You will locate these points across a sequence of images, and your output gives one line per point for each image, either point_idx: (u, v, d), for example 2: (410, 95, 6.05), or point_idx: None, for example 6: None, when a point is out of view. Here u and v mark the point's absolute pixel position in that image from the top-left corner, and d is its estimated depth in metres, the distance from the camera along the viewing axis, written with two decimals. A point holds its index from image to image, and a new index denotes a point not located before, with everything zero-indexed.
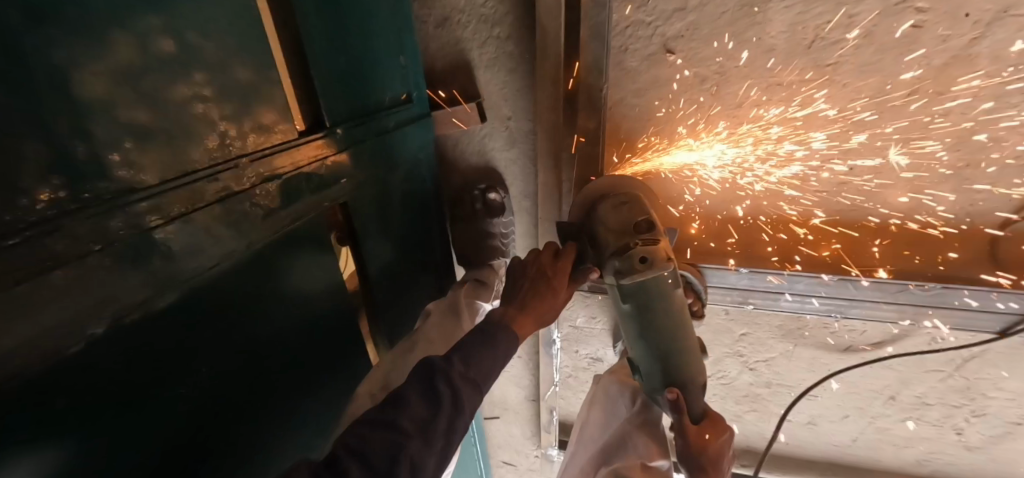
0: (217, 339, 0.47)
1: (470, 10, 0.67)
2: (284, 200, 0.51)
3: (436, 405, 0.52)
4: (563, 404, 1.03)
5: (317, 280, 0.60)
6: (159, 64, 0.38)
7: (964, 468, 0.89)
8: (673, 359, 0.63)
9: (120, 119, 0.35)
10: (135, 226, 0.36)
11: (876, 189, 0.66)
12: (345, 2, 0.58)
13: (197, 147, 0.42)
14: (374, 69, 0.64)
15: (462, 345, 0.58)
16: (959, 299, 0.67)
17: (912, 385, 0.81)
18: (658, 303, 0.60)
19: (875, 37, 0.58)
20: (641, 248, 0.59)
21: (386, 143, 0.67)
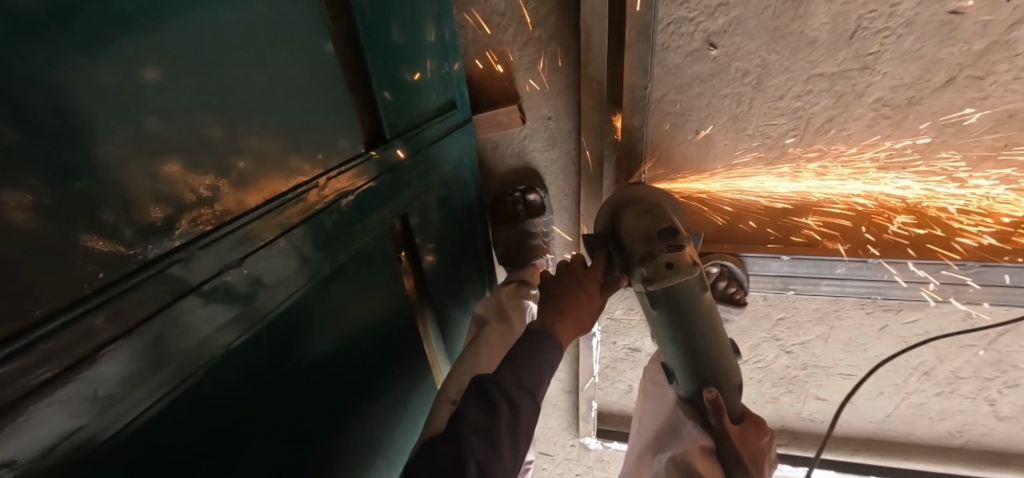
0: (304, 348, 0.50)
1: (510, 13, 0.67)
2: (354, 215, 0.54)
3: (493, 412, 0.53)
4: (600, 394, 1.05)
5: (382, 285, 0.63)
6: (240, 97, 0.40)
7: (997, 439, 0.92)
8: (706, 360, 0.62)
9: (217, 155, 0.38)
10: (236, 252, 0.39)
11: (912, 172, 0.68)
12: (394, 16, 0.59)
13: (277, 171, 0.44)
14: (423, 79, 0.65)
15: (509, 358, 0.58)
16: (998, 277, 0.68)
17: (946, 360, 0.83)
18: (688, 305, 0.60)
19: (920, 24, 0.58)
20: (668, 254, 0.59)
21: (435, 151, 0.69)
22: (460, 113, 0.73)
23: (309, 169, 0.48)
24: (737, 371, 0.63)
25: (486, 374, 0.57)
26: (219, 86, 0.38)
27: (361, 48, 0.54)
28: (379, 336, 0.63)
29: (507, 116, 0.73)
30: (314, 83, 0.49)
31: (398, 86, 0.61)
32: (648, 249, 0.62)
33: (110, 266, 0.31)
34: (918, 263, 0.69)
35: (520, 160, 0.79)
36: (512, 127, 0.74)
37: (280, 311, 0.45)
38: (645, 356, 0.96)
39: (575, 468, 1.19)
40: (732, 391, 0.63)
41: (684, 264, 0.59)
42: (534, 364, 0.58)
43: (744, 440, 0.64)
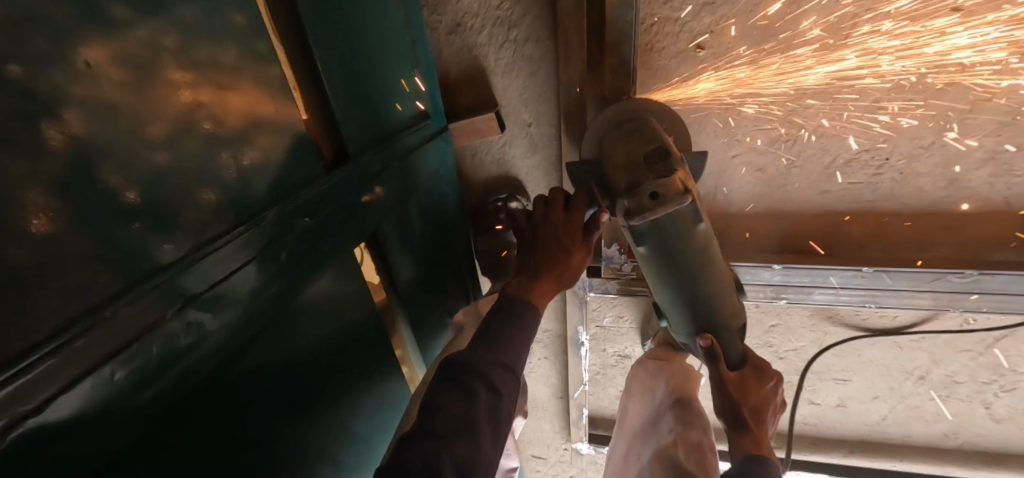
0: (259, 368, 0.46)
1: (485, 13, 0.62)
2: (317, 240, 0.51)
3: (470, 397, 0.50)
4: (591, 400, 1.03)
5: (351, 301, 0.60)
6: (173, 130, 0.36)
7: (994, 441, 0.90)
8: (702, 300, 0.59)
9: (150, 194, 0.34)
10: (180, 295, 0.36)
11: (909, 177, 0.65)
12: (355, 23, 0.55)
13: (223, 204, 0.40)
14: (389, 88, 0.61)
15: (484, 335, 0.55)
16: (995, 284, 0.67)
17: (943, 364, 0.81)
18: (680, 247, 0.54)
19: (919, 22, 0.54)
20: (652, 182, 0.51)
21: (409, 164, 0.65)
22: (434, 122, 0.69)
23: (264, 200, 0.44)
24: (734, 313, 0.62)
25: (461, 353, 0.54)
26: (151, 116, 0.34)
27: (317, 60, 0.51)
28: (349, 348, 0.60)
29: (485, 123, 0.69)
30: (264, 105, 0.44)
31: (362, 97, 0.57)
32: (631, 178, 0.56)
33: (42, 325, 0.28)
34: (914, 271, 0.68)
35: (500, 168, 0.75)
36: (491, 135, 0.71)
37: (244, 333, 0.43)
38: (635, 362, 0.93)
39: (568, 470, 1.18)
40: (731, 334, 0.62)
41: (672, 190, 0.50)
42: (511, 331, 0.56)
43: (744, 389, 0.62)
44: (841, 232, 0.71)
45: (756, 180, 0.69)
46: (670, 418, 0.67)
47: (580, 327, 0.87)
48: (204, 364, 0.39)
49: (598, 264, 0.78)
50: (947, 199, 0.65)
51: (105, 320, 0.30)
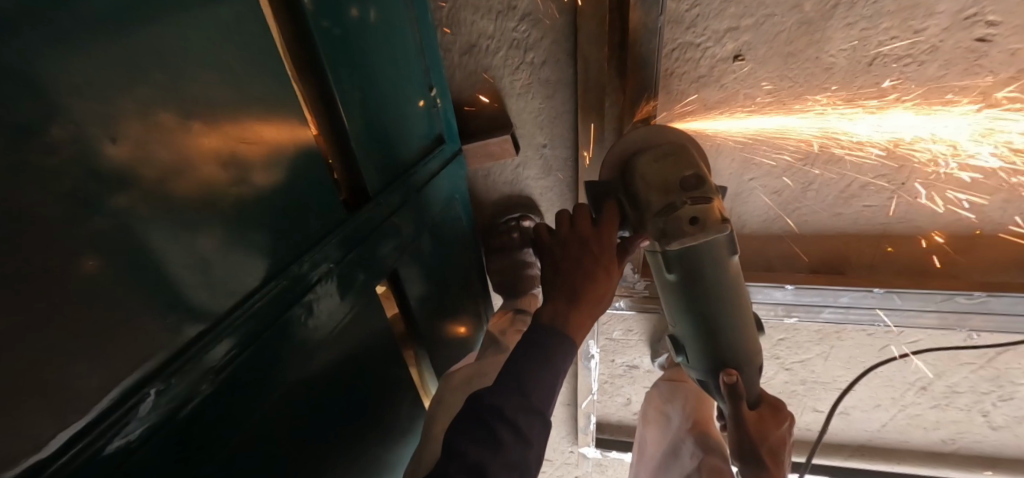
0: (283, 413, 0.47)
1: (501, 36, 0.61)
2: (340, 282, 0.51)
3: (497, 446, 0.48)
4: (599, 407, 1.04)
5: (371, 334, 0.60)
6: (204, 199, 0.35)
7: (989, 445, 0.93)
8: (722, 336, 0.60)
9: (186, 268, 0.34)
10: (210, 361, 0.36)
11: (923, 201, 0.65)
12: (373, 57, 0.54)
13: (249, 262, 0.39)
14: (406, 119, 0.60)
15: (511, 372, 0.53)
16: (1001, 305, 0.68)
17: (945, 376, 0.83)
18: (708, 274, 0.55)
19: (944, 55, 0.53)
20: (691, 207, 0.52)
21: (424, 194, 0.64)
22: (449, 145, 0.68)
23: (291, 252, 0.44)
24: (755, 351, 0.62)
25: (483, 390, 0.52)
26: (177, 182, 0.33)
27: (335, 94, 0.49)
28: (367, 379, 0.61)
29: (499, 146, 0.68)
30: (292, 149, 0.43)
31: (379, 129, 0.56)
32: (666, 202, 0.54)
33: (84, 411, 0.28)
34: (923, 293, 0.69)
35: (515, 187, 0.75)
36: (506, 158, 0.70)
37: (270, 378, 0.44)
38: (644, 373, 0.94)
39: (574, 471, 1.20)
40: (751, 372, 0.63)
41: (713, 221, 0.52)
42: (542, 367, 0.53)
43: (762, 427, 0.63)
44: (849, 252, 0.73)
45: (770, 202, 0.70)
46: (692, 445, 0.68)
47: (592, 340, 0.89)
48: (232, 414, 0.41)
49: None
50: (957, 223, 0.66)
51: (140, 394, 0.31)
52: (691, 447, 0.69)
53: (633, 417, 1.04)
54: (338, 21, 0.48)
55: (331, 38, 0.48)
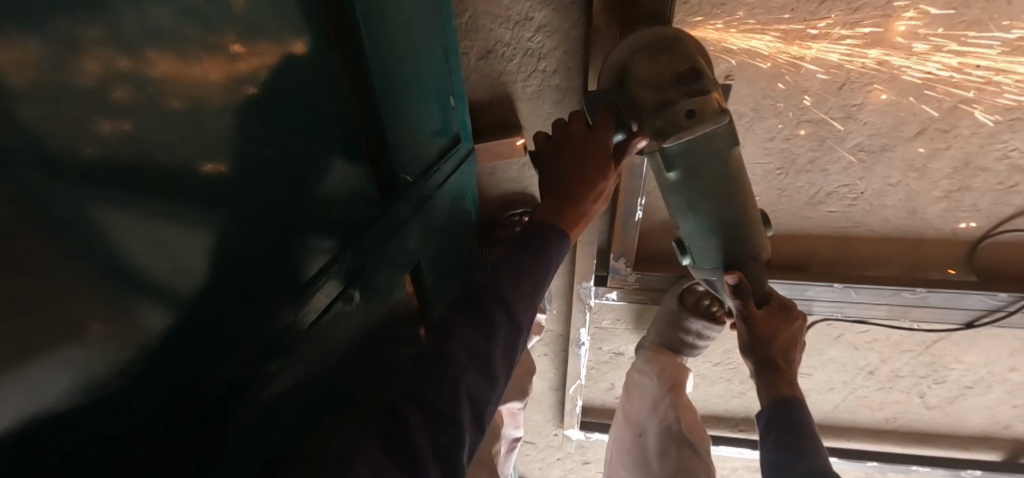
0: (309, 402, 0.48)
1: (515, 44, 0.66)
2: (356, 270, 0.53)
3: (488, 329, 0.49)
4: (583, 392, 1.11)
5: (383, 324, 0.63)
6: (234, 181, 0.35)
7: (924, 424, 1.06)
8: (729, 228, 0.65)
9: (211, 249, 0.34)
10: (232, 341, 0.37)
11: (877, 209, 0.75)
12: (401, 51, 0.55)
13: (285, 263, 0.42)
14: (419, 115, 0.63)
15: (506, 262, 0.54)
16: (940, 299, 0.79)
17: (890, 361, 0.94)
18: (708, 167, 0.60)
19: (902, 80, 0.62)
20: (687, 100, 0.54)
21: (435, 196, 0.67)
22: (463, 145, 0.72)
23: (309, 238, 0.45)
24: (764, 244, 0.68)
25: (480, 277, 0.53)
26: (226, 191, 0.34)
27: (370, 88, 0.52)
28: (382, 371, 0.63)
29: (508, 145, 0.74)
30: (312, 143, 0.44)
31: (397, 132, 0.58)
32: (660, 98, 0.57)
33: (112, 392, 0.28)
34: (874, 287, 0.79)
35: (520, 183, 0.81)
36: (513, 156, 0.76)
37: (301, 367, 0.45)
38: (627, 358, 1.02)
39: (557, 453, 1.28)
40: (758, 268, 0.69)
41: (711, 102, 0.54)
42: (534, 262, 0.55)
43: (771, 322, 0.73)
44: (815, 251, 0.81)
45: None
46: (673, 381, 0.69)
47: (583, 328, 0.94)
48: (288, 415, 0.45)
49: (605, 274, 0.85)
50: (905, 228, 0.77)
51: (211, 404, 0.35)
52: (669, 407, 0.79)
53: (614, 400, 1.12)
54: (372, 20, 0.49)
55: (366, 26, 0.48)
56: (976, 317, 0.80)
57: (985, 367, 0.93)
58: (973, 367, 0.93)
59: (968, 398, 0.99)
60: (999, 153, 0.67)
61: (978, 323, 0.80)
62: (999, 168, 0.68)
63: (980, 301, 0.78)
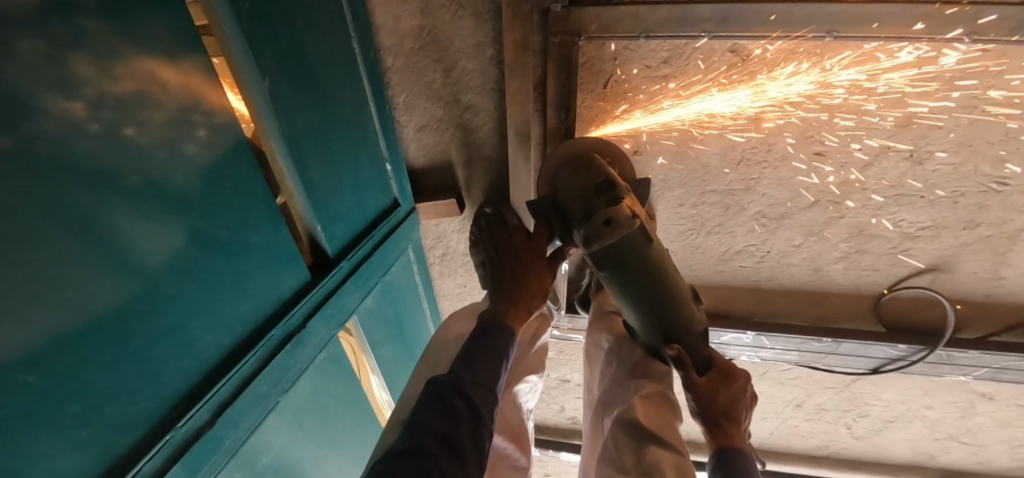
0: (167, 349, 0.43)
1: (447, 119, 0.74)
2: (241, 241, 0.50)
3: (454, 417, 0.48)
4: (537, 413, 1.21)
5: (299, 316, 0.59)
6: (101, 93, 0.35)
7: (854, 451, 1.14)
8: (671, 312, 0.60)
9: (80, 146, 0.34)
10: (85, 216, 0.35)
11: (784, 266, 0.82)
12: (335, 86, 0.62)
13: (180, 347, 0.45)
14: (359, 146, 0.69)
15: (467, 355, 0.54)
16: (845, 347, 0.86)
17: (814, 396, 1.02)
18: (632, 264, 0.58)
19: (791, 158, 0.70)
20: (605, 210, 0.58)
21: (358, 190, 0.69)
22: (404, 205, 0.81)
23: (185, 203, 0.43)
24: (699, 322, 0.62)
25: (441, 376, 0.52)
26: (81, 82, 0.34)
27: (303, 116, 0.57)
28: (277, 368, 0.57)
29: (446, 206, 0.83)
30: (243, 213, 0.50)
31: (326, 138, 0.62)
32: (586, 208, 0.62)
33: None
34: (786, 336, 0.87)
35: (462, 235, 0.89)
36: (452, 215, 0.84)
37: (153, 305, 0.41)
38: (574, 385, 1.11)
39: None
40: (697, 341, 0.62)
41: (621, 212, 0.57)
42: (489, 353, 0.56)
43: (711, 388, 0.61)
44: (732, 300, 0.89)
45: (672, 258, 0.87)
46: (625, 392, 0.62)
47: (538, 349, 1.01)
48: (172, 471, 0.44)
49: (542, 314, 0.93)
50: (812, 283, 0.84)
51: (65, 451, 0.36)
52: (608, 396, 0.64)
53: (566, 421, 1.21)
54: (321, 103, 0.61)
55: (302, 86, 0.57)
56: (881, 364, 0.88)
57: (903, 404, 1.00)
58: (891, 404, 1.00)
59: (891, 430, 1.06)
60: (886, 221, 0.74)
61: (882, 370, 0.87)
62: (889, 233, 0.75)
63: (882, 351, 0.85)
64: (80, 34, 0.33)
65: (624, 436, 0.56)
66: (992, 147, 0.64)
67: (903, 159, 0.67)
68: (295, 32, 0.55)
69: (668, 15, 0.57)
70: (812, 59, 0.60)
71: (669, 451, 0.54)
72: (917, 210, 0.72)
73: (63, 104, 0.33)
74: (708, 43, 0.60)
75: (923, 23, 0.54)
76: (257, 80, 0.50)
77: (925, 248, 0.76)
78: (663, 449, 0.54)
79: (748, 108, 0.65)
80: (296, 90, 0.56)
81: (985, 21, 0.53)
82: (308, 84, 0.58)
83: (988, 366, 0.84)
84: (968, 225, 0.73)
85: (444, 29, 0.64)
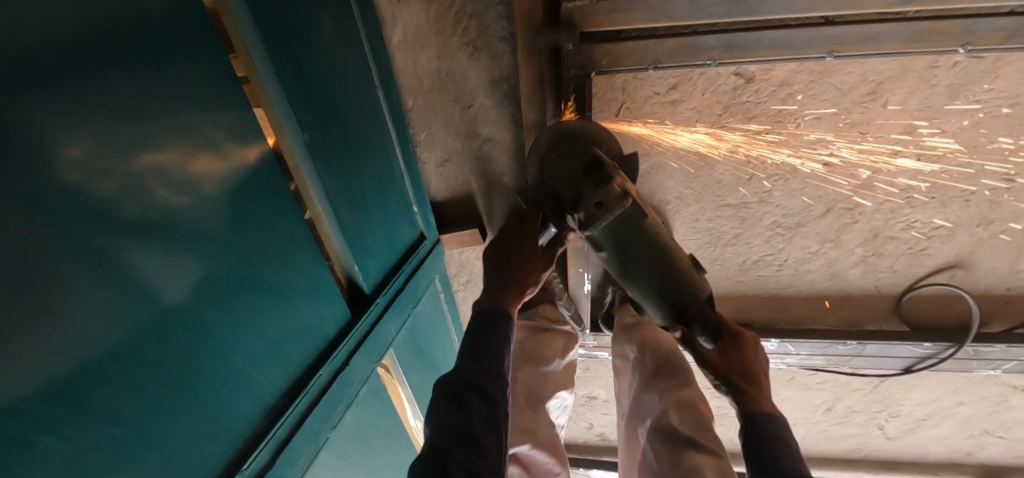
0: (233, 391, 0.46)
1: (466, 152, 0.77)
2: (293, 287, 0.53)
3: (464, 406, 0.46)
4: (566, 431, 1.22)
5: (342, 352, 0.61)
6: (187, 160, 0.39)
7: (888, 452, 1.14)
8: (671, 281, 0.61)
9: (169, 209, 0.37)
10: (174, 272, 0.38)
11: (803, 274, 0.84)
12: (363, 131, 0.66)
13: (226, 378, 0.45)
14: (387, 185, 0.72)
15: (466, 347, 0.52)
16: (870, 348, 0.87)
17: (843, 399, 1.03)
18: (630, 240, 0.61)
19: (800, 171, 0.72)
20: (594, 193, 0.59)
21: (387, 226, 0.72)
22: (429, 237, 0.84)
23: (246, 255, 0.46)
24: (701, 287, 0.63)
25: (444, 368, 0.51)
26: (171, 151, 0.37)
27: (337, 163, 0.61)
28: (325, 403, 0.59)
29: (470, 235, 0.86)
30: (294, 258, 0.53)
31: (358, 180, 0.65)
32: (577, 193, 0.61)
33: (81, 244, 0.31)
34: (810, 342, 0.89)
35: None
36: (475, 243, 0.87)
37: (223, 351, 0.44)
38: (601, 401, 1.12)
39: None
40: (702, 307, 0.62)
41: (614, 195, 0.58)
42: (491, 338, 0.52)
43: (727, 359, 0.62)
44: (754, 308, 0.91)
45: None
46: (653, 398, 0.63)
47: None
48: None
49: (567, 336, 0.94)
50: (832, 288, 0.85)
51: None
52: (640, 406, 0.64)
53: (596, 438, 1.22)
54: (353, 149, 0.64)
55: (335, 136, 0.61)
56: (909, 363, 0.89)
57: (934, 401, 1.00)
58: (922, 402, 1.01)
59: (925, 429, 1.06)
60: (901, 225, 0.76)
61: (911, 369, 0.88)
62: (905, 236, 0.77)
63: (907, 351, 0.86)
64: (171, 107, 0.37)
65: (662, 446, 0.57)
66: (998, 146, 0.67)
67: (911, 163, 0.70)
68: (327, 86, 0.59)
69: (674, 46, 0.61)
70: (817, 78, 0.63)
71: (706, 451, 0.54)
72: (930, 212, 0.74)
73: (161, 173, 0.37)
74: (713, 70, 0.63)
75: (919, 39, 0.57)
76: (297, 136, 0.54)
77: (943, 248, 0.78)
78: (702, 451, 0.54)
79: (756, 125, 0.69)
80: (328, 141, 0.59)
81: (979, 33, 0.55)
82: (341, 131, 0.62)
83: (1017, 360, 0.84)
84: (983, 224, 0.74)
85: (461, 70, 0.68)
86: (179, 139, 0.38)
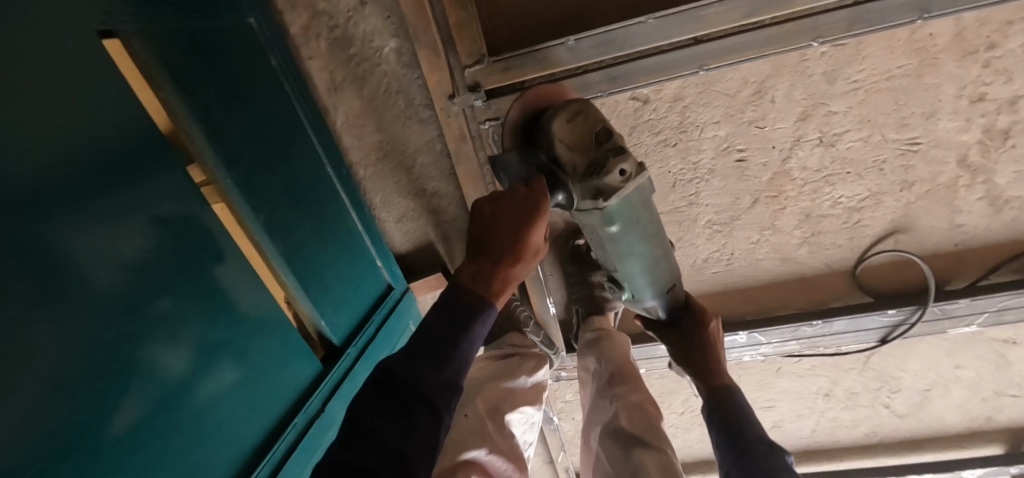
0: (217, 440, 0.54)
1: (418, 207, 0.87)
2: (269, 344, 0.62)
3: (406, 424, 0.42)
4: None
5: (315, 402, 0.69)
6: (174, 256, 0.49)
7: (905, 431, 1.11)
8: (658, 256, 0.68)
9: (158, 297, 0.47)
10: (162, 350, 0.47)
11: (754, 264, 0.88)
12: (321, 202, 0.75)
13: (210, 427, 0.53)
14: (350, 243, 0.81)
15: (422, 337, 0.48)
16: (836, 326, 0.91)
17: (840, 383, 1.03)
18: (640, 212, 0.62)
19: (718, 171, 0.78)
20: (614, 159, 0.58)
21: (353, 283, 0.81)
22: (399, 286, 0.92)
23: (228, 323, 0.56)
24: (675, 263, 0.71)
25: (396, 363, 0.46)
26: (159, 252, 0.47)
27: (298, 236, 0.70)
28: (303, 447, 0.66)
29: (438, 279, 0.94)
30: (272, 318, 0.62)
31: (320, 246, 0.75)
32: (588, 161, 0.60)
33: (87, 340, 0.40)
34: (776, 328, 0.93)
35: None
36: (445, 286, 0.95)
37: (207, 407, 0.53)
38: None
39: None
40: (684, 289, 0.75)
41: (616, 187, 0.58)
42: (454, 331, 0.49)
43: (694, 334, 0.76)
44: (719, 305, 0.95)
45: None
46: (606, 404, 0.68)
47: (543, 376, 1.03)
48: None
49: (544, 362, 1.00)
50: (787, 274, 0.89)
51: None
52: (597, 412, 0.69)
53: None
54: (313, 219, 0.74)
55: (296, 211, 0.71)
56: (883, 334, 0.90)
57: (931, 369, 1.00)
58: (919, 372, 1.00)
59: (933, 400, 1.05)
60: (828, 203, 0.80)
61: (886, 339, 0.89)
62: (837, 212, 0.81)
63: (873, 322, 0.89)
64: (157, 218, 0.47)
65: (614, 447, 0.61)
66: (891, 116, 0.72)
67: (816, 145, 0.75)
68: (286, 168, 0.69)
69: (568, 87, 0.70)
70: (702, 89, 0.71)
71: (651, 449, 0.59)
72: (851, 186, 0.79)
73: (150, 270, 0.46)
74: (608, 99, 0.72)
75: (776, 42, 0.64)
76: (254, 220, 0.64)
77: (877, 217, 0.82)
78: (646, 449, 0.59)
79: (664, 137, 0.76)
80: (284, 212, 0.69)
81: (825, 26, 0.63)
82: (301, 206, 0.72)
83: (986, 311, 0.86)
84: (905, 188, 0.78)
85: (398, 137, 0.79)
86: (165, 238, 0.48)
